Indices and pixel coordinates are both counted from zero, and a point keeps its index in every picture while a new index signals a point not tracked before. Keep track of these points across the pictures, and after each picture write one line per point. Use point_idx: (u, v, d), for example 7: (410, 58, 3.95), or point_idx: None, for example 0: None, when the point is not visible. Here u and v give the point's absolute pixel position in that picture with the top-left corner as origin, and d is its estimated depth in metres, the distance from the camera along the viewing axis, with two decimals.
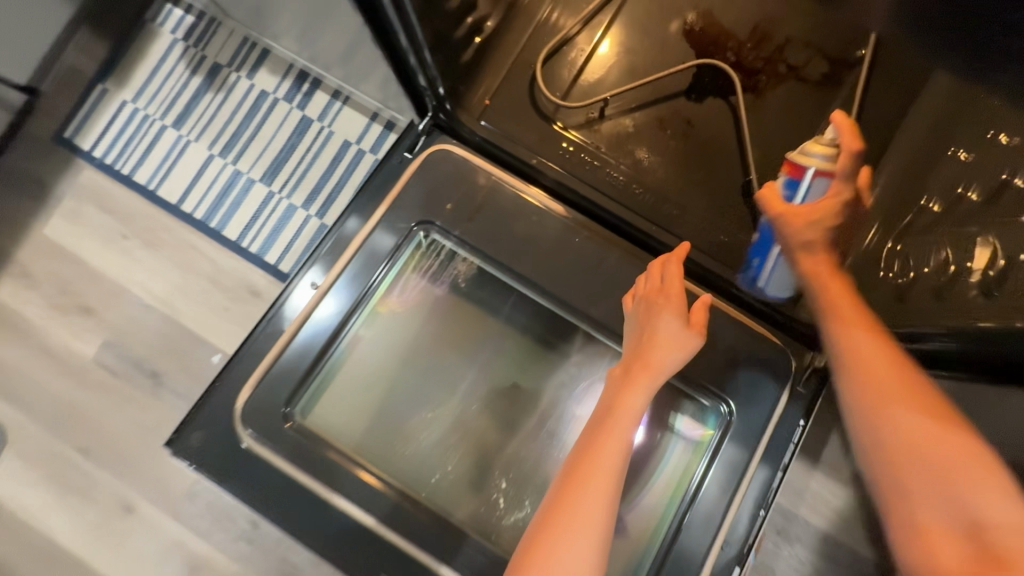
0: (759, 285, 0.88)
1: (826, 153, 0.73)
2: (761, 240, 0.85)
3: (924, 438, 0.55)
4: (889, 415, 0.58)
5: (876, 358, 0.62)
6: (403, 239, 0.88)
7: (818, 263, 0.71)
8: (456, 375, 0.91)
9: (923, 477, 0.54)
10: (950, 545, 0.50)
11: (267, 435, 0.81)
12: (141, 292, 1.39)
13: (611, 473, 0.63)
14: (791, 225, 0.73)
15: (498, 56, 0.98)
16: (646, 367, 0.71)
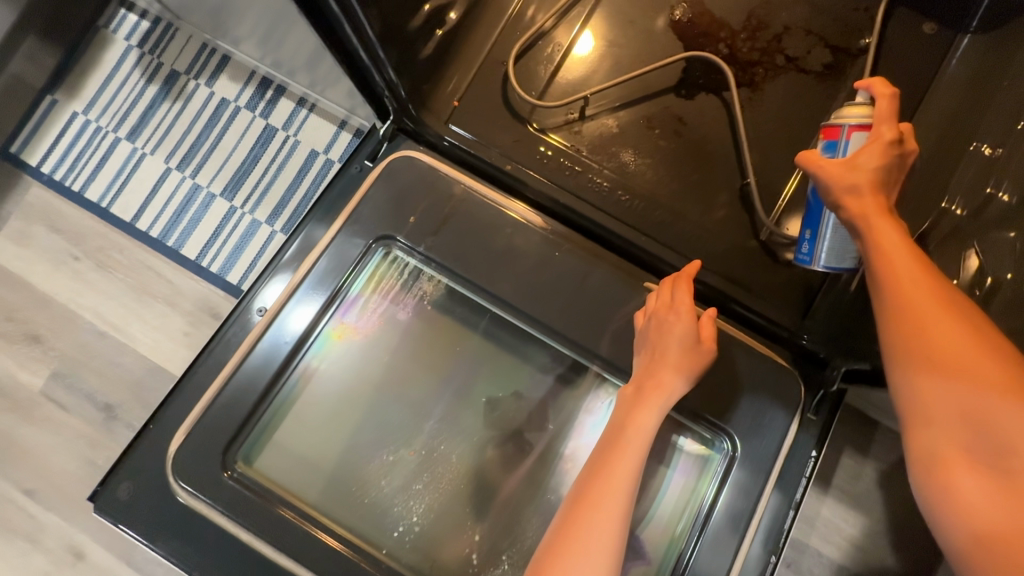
0: (815, 263, 0.75)
1: (863, 109, 0.69)
2: (811, 210, 0.74)
3: (967, 372, 0.51)
4: (933, 364, 0.53)
5: (924, 292, 0.56)
6: (361, 257, 0.79)
7: (867, 203, 0.63)
8: (420, 411, 0.78)
9: (961, 417, 0.51)
10: (978, 485, 0.48)
11: (203, 488, 0.70)
12: (93, 317, 1.28)
13: (617, 497, 0.61)
14: (834, 176, 0.66)
15: (467, 53, 0.89)
16: (657, 389, 0.69)
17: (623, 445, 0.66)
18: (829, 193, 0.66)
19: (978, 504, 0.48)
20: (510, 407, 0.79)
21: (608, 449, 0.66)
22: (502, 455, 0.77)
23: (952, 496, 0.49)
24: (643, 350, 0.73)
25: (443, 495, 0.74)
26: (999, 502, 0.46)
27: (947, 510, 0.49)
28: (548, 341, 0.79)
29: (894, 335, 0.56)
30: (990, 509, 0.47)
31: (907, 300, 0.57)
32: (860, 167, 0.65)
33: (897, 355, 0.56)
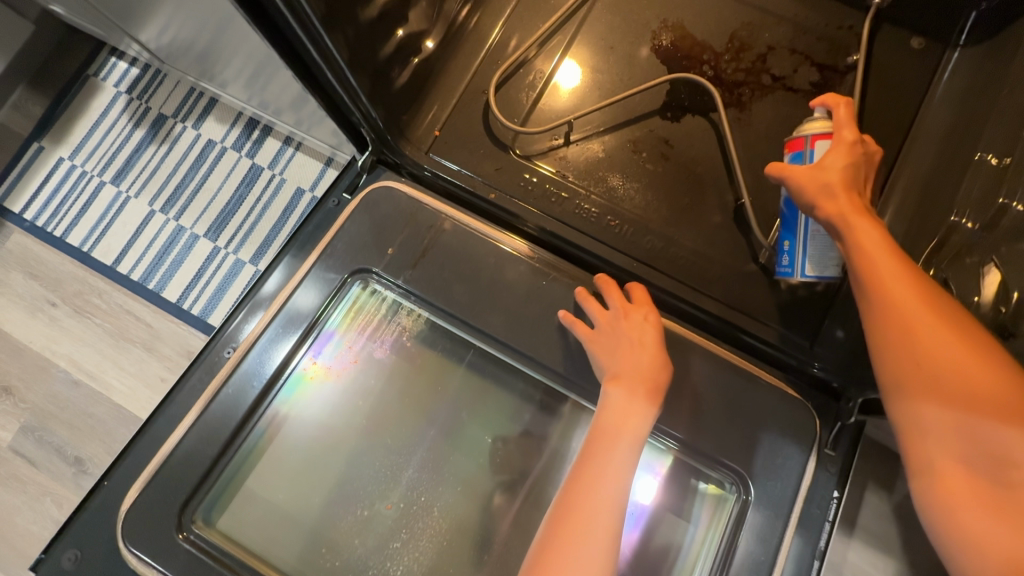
0: (797, 274, 0.73)
1: (824, 118, 0.70)
2: (786, 218, 0.74)
3: (963, 385, 0.55)
4: (924, 380, 0.58)
5: (915, 304, 0.60)
6: (335, 291, 0.74)
7: (841, 203, 0.66)
8: (398, 459, 0.70)
9: (953, 431, 0.56)
10: (975, 495, 0.54)
11: (155, 553, 0.63)
12: (68, 366, 1.22)
13: (611, 492, 0.56)
14: (804, 179, 0.68)
15: (447, 83, 0.87)
16: (648, 383, 0.65)
17: (611, 436, 0.60)
18: (803, 195, 0.68)
19: (976, 513, 0.53)
20: (497, 452, 0.71)
21: (592, 441, 0.61)
22: (489, 506, 0.68)
23: (954, 507, 0.54)
24: (618, 352, 0.68)
25: (422, 556, 0.65)
26: (996, 515, 0.52)
27: (946, 519, 0.55)
28: (537, 377, 0.73)
29: (889, 348, 0.60)
30: (984, 517, 0.52)
31: (900, 312, 0.60)
32: (828, 167, 0.67)
33: (896, 366, 0.60)
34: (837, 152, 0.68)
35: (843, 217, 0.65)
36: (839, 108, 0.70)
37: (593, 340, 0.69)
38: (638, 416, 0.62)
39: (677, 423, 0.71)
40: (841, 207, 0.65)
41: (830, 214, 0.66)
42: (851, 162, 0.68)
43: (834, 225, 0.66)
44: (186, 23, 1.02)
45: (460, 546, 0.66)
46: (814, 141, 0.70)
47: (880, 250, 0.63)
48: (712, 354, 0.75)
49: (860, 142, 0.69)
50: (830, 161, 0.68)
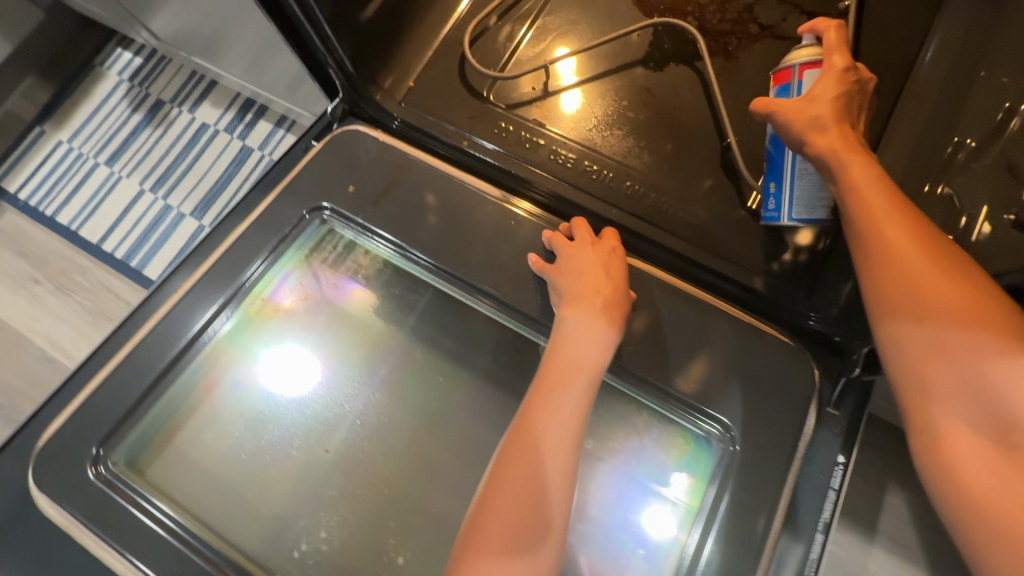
0: (785, 217, 0.66)
1: (813, 47, 0.63)
2: (772, 158, 0.67)
3: (963, 332, 0.47)
4: (922, 323, 0.48)
5: (907, 241, 0.51)
6: (293, 228, 0.70)
7: (832, 137, 0.57)
8: (346, 398, 0.65)
9: (958, 383, 0.46)
10: (979, 457, 0.45)
11: (62, 494, 0.57)
12: (44, 342, 1.19)
13: (564, 434, 0.53)
14: (793, 112, 0.60)
15: (423, 34, 0.85)
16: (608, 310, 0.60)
17: (567, 374, 0.56)
18: (790, 132, 0.60)
19: (985, 482, 0.44)
20: (456, 400, 0.66)
21: (540, 381, 0.56)
22: (440, 462, 0.62)
23: (958, 468, 0.46)
24: (581, 277, 0.62)
25: (360, 507, 0.60)
26: (1006, 484, 0.43)
27: (947, 486, 0.46)
28: (501, 321, 0.67)
29: (882, 294, 0.51)
30: (987, 478, 0.44)
31: (891, 252, 0.51)
32: (818, 98, 0.59)
33: (892, 317, 0.50)
34: (828, 79, 0.61)
35: (837, 153, 0.57)
36: (828, 34, 0.63)
37: (557, 270, 0.63)
38: (599, 336, 0.58)
39: (655, 373, 0.65)
40: (833, 142, 0.57)
41: (823, 151, 0.57)
42: (842, 92, 0.60)
43: (827, 163, 0.57)
44: (186, 11, 1.06)
45: (404, 500, 0.60)
46: (802, 72, 0.63)
47: (873, 188, 0.54)
48: (697, 301, 0.68)
49: (854, 70, 0.61)
50: (820, 91, 0.60)
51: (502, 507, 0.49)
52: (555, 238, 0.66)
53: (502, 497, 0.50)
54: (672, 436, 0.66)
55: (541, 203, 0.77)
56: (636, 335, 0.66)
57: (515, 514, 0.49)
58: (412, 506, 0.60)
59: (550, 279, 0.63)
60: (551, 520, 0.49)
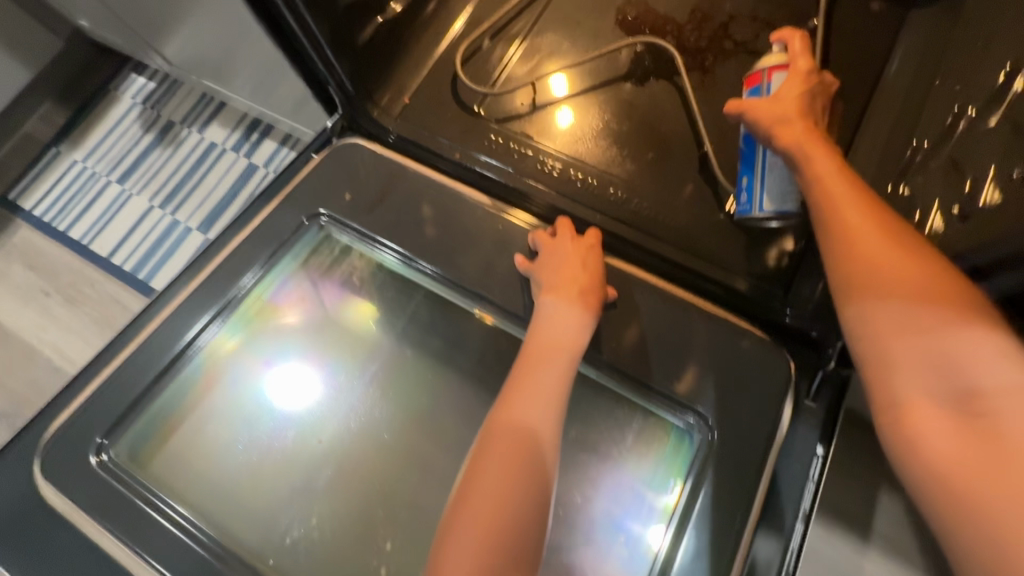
0: (756, 209, 0.71)
1: (780, 55, 0.69)
2: (745, 154, 0.71)
3: (922, 310, 0.49)
4: (878, 294, 0.51)
5: (869, 229, 0.54)
6: (293, 233, 0.73)
7: (798, 131, 0.62)
8: (342, 389, 0.70)
9: (916, 353, 0.48)
10: (945, 427, 0.46)
11: (67, 483, 0.60)
12: (52, 353, 1.23)
13: (544, 414, 0.57)
14: (763, 110, 0.65)
15: (418, 54, 0.90)
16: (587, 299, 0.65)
17: (549, 354, 0.61)
18: (760, 128, 0.65)
19: (951, 451, 0.45)
20: (445, 396, 0.69)
21: (522, 361, 0.61)
22: (428, 454, 0.65)
23: (926, 439, 0.46)
24: (558, 269, 0.66)
25: (351, 495, 0.64)
26: (971, 450, 0.44)
27: (913, 461, 0.47)
28: (488, 319, 0.70)
29: (846, 280, 0.54)
30: (953, 446, 0.45)
31: (853, 240, 0.54)
32: (784, 97, 0.65)
33: (855, 301, 0.53)
34: (794, 82, 0.66)
35: (801, 144, 0.61)
36: (793, 41, 0.69)
37: (539, 264, 0.67)
38: (573, 320, 0.63)
39: (635, 367, 0.67)
40: (797, 134, 0.61)
41: (789, 143, 0.62)
42: (806, 91, 0.65)
43: (793, 154, 0.61)
44: (198, 38, 1.13)
45: (394, 492, 0.64)
46: (770, 74, 0.68)
47: (836, 178, 0.58)
48: (678, 299, 0.70)
49: (816, 74, 0.67)
50: (786, 92, 0.65)
51: (488, 473, 0.52)
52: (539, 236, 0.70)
53: (495, 467, 0.53)
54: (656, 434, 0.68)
55: (541, 218, 0.80)
56: (618, 331, 0.69)
57: (504, 482, 0.52)
58: (402, 497, 0.63)
59: (532, 272, 0.67)
60: (537, 486, 0.52)
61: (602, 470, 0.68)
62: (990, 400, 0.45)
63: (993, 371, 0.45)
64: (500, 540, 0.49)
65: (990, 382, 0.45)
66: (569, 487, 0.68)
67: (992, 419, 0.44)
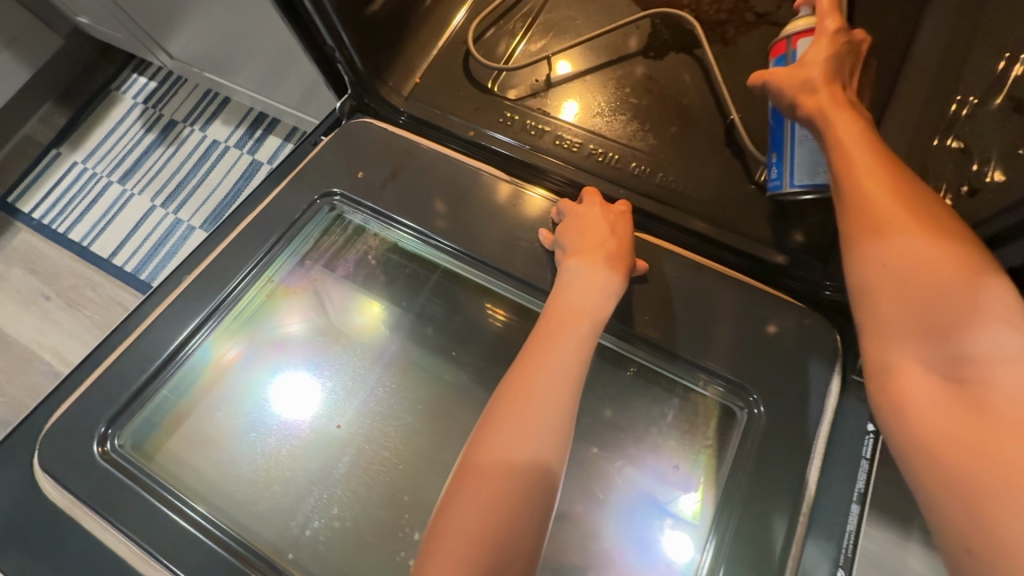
0: (789, 185, 0.66)
1: (808, 17, 0.63)
2: (773, 129, 0.67)
3: (928, 271, 0.45)
4: (885, 241, 0.48)
5: (882, 187, 0.50)
6: (305, 213, 0.70)
7: (823, 96, 0.58)
8: (358, 375, 0.67)
9: (911, 310, 0.45)
10: (934, 395, 0.42)
11: (69, 478, 0.55)
12: (52, 357, 1.19)
13: (565, 380, 0.54)
14: (786, 79, 0.61)
15: (428, 33, 0.87)
16: (618, 263, 0.61)
17: (569, 320, 0.57)
18: (784, 96, 0.61)
19: (937, 421, 0.41)
20: (467, 373, 0.66)
21: (541, 327, 0.58)
22: (451, 438, 0.62)
23: (910, 406, 0.43)
24: (585, 232, 0.62)
25: (374, 482, 0.60)
26: (957, 420, 0.40)
27: (896, 427, 0.44)
28: (512, 296, 0.66)
29: (854, 237, 0.50)
30: (936, 414, 0.41)
31: (865, 197, 0.50)
32: (810, 62, 0.60)
33: (862, 256, 0.49)
34: (822, 46, 0.61)
35: (826, 109, 0.57)
36: (821, 2, 0.63)
37: (563, 228, 0.64)
38: (601, 283, 0.59)
39: (670, 341, 0.63)
40: (821, 100, 0.58)
41: (812, 110, 0.58)
42: (836, 54, 0.60)
43: (816, 120, 0.58)
44: (199, 30, 1.10)
45: (419, 475, 0.60)
46: (796, 40, 0.63)
47: (857, 142, 0.54)
48: (714, 271, 0.66)
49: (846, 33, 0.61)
50: (812, 55, 0.60)
51: (495, 442, 0.51)
52: (563, 204, 0.66)
53: (501, 432, 0.51)
54: (701, 416, 0.63)
55: (555, 189, 0.78)
56: (649, 304, 0.65)
57: (504, 445, 0.50)
58: (427, 487, 0.59)
59: (556, 240, 0.64)
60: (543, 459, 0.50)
61: (622, 473, 0.63)
62: (985, 367, 0.40)
63: (996, 342, 0.41)
64: (490, 530, 0.46)
65: (992, 352, 0.40)
66: (584, 492, 0.63)
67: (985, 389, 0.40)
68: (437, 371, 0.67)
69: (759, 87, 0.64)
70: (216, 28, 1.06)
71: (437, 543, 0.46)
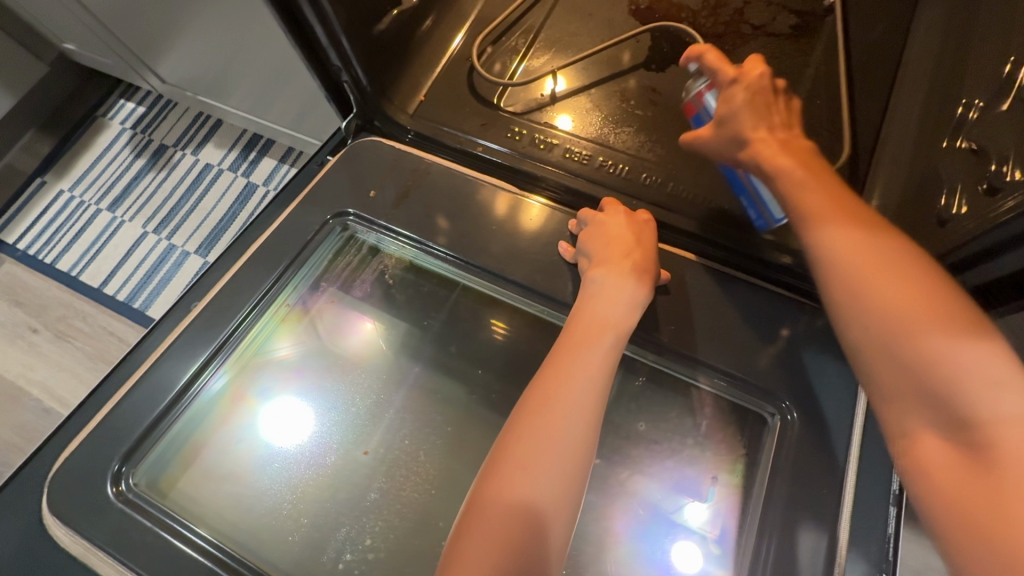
0: (770, 223, 0.65)
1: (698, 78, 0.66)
2: (733, 179, 0.66)
3: (903, 313, 0.46)
4: (867, 295, 0.49)
5: (848, 229, 0.52)
6: (317, 233, 0.69)
7: (755, 145, 0.60)
8: (380, 400, 0.65)
9: (906, 367, 0.45)
10: (935, 442, 0.43)
11: (81, 519, 0.52)
12: (41, 393, 1.13)
13: (594, 392, 0.52)
14: (710, 139, 0.64)
15: (430, 53, 0.88)
16: (643, 270, 0.60)
17: (596, 332, 0.56)
18: (719, 152, 0.64)
19: (940, 467, 0.42)
20: (495, 390, 0.66)
21: (565, 339, 0.56)
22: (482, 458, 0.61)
23: (934, 477, 0.42)
24: (609, 240, 0.62)
25: (407, 509, 0.58)
26: (958, 468, 0.41)
27: (926, 496, 0.43)
28: (537, 313, 0.66)
29: (833, 285, 0.51)
30: (957, 482, 0.41)
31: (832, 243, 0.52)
32: (729, 117, 0.62)
33: (842, 305, 0.50)
34: (724, 96, 0.63)
35: (768, 156, 0.58)
36: (705, 60, 0.66)
37: (585, 237, 0.64)
38: (626, 293, 0.58)
39: (697, 349, 0.62)
40: (754, 150, 0.59)
41: (756, 158, 0.59)
42: (744, 97, 0.61)
43: (763, 169, 0.59)
44: (192, 53, 1.09)
45: (453, 498, 0.59)
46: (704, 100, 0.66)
47: (810, 186, 0.56)
48: (734, 277, 0.66)
49: (743, 75, 0.63)
50: (724, 110, 0.62)
51: (523, 453, 0.48)
52: (587, 215, 0.66)
53: (528, 447, 0.48)
54: (732, 423, 0.62)
55: (556, 198, 0.77)
56: (674, 313, 0.64)
57: (541, 476, 0.47)
58: (457, 510, 0.58)
59: (579, 251, 0.64)
60: (580, 479, 0.49)
61: (661, 488, 0.61)
62: (991, 424, 0.40)
63: (980, 370, 0.42)
64: (529, 555, 0.44)
65: (979, 382, 0.41)
66: (627, 503, 0.61)
67: (988, 441, 0.40)
68: (463, 389, 0.66)
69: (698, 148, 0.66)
70: (210, 52, 1.05)
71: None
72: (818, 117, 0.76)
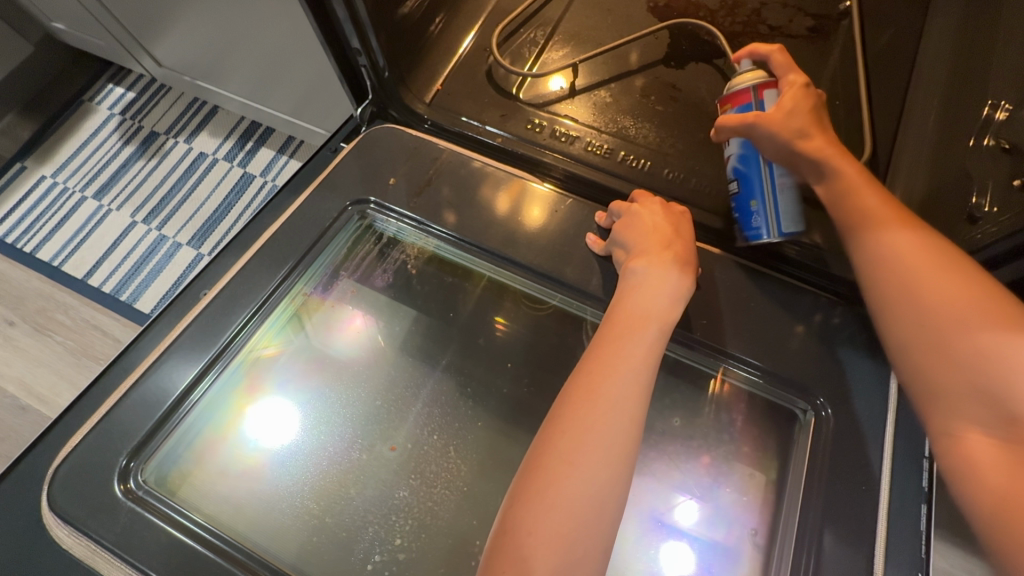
0: (774, 234, 0.62)
1: (756, 70, 0.62)
2: (745, 176, 0.62)
3: (964, 335, 0.48)
4: (915, 299, 0.51)
5: (911, 247, 0.53)
6: (335, 220, 0.67)
7: (819, 143, 0.59)
8: (405, 396, 0.64)
9: (955, 369, 0.47)
10: (986, 441, 0.44)
11: (91, 518, 0.50)
12: (15, 390, 1.06)
13: (636, 384, 0.51)
14: (773, 125, 0.59)
15: (445, 43, 0.85)
16: (682, 261, 0.59)
17: (636, 323, 0.55)
18: (776, 141, 0.59)
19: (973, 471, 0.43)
20: (523, 384, 0.64)
21: (607, 328, 0.55)
22: (511, 453, 0.59)
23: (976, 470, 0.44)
24: (645, 232, 0.61)
25: (438, 508, 0.56)
26: (1011, 475, 0.42)
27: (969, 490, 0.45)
28: (560, 305, 0.65)
29: (882, 292, 0.54)
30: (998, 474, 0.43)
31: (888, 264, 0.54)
32: (793, 112, 0.59)
33: (898, 324, 0.52)
34: (793, 93, 0.61)
35: (826, 158, 0.59)
36: (772, 55, 0.64)
37: (620, 227, 0.63)
38: (669, 284, 0.57)
39: (729, 344, 0.61)
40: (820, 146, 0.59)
41: (813, 155, 0.59)
42: (809, 102, 0.61)
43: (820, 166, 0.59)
44: (192, 36, 1.05)
45: (481, 495, 0.57)
46: (763, 93, 0.61)
47: (850, 192, 0.57)
48: (762, 272, 0.65)
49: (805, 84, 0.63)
50: (794, 104, 0.60)
51: (564, 446, 0.47)
52: (616, 209, 0.65)
53: (571, 444, 0.47)
54: (763, 420, 0.61)
55: (562, 185, 0.75)
56: (704, 307, 0.63)
57: (583, 471, 0.46)
58: (485, 508, 0.56)
59: (611, 242, 0.63)
60: (625, 475, 0.47)
61: (686, 494, 0.59)
62: None
63: None
64: (571, 548, 0.43)
65: None
66: (664, 497, 0.59)
67: None
68: (488, 384, 0.65)
69: (745, 136, 0.61)
70: (212, 36, 1.01)
71: (499, 571, 0.43)
72: (838, 119, 0.76)
